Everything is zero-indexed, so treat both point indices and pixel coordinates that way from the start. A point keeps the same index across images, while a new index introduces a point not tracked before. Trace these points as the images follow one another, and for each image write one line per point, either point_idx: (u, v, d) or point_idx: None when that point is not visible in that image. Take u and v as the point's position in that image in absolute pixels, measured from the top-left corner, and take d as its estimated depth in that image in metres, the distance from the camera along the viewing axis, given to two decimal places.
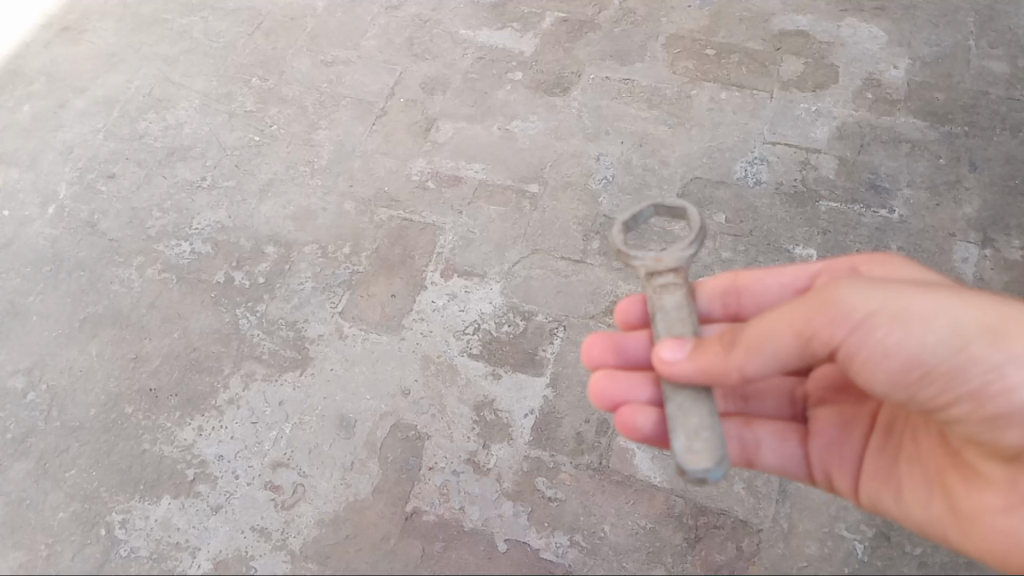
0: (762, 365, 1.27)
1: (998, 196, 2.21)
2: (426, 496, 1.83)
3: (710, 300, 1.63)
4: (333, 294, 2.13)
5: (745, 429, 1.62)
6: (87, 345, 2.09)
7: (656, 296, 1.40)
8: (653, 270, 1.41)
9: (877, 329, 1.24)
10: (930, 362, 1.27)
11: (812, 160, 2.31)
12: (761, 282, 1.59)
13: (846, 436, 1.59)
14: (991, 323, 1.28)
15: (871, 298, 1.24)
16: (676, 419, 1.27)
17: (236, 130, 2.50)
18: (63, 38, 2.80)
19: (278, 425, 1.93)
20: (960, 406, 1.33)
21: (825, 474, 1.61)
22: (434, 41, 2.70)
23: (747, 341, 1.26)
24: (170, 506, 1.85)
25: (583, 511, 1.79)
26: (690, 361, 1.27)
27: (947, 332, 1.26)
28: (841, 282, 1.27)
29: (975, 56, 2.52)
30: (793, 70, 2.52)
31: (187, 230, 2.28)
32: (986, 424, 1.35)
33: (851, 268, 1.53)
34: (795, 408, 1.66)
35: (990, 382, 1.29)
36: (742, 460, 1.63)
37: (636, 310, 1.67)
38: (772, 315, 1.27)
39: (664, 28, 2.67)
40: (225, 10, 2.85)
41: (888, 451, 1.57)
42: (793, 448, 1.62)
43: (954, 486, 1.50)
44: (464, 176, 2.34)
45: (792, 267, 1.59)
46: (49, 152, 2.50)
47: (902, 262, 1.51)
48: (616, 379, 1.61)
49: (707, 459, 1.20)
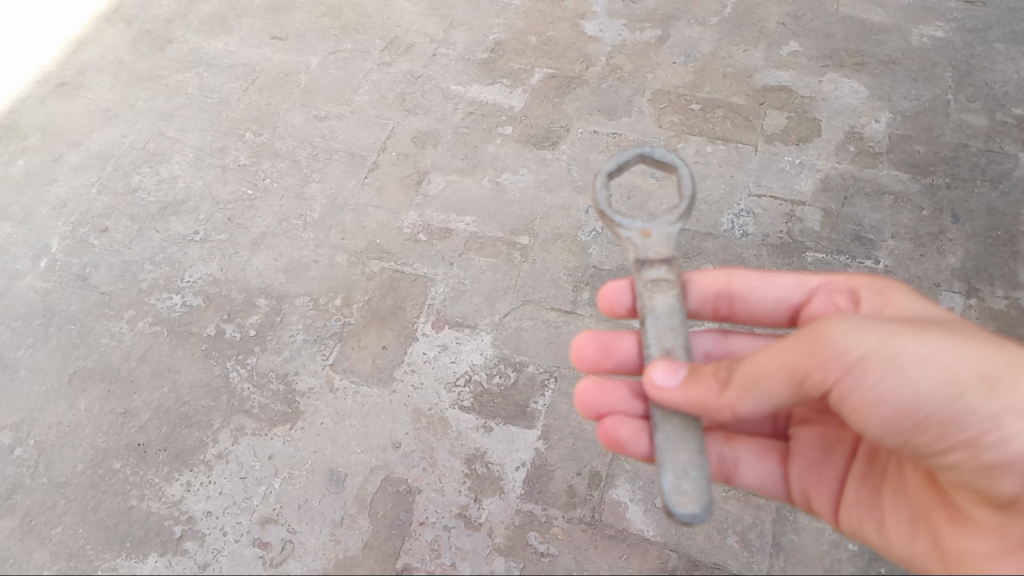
0: (755, 404, 1.26)
1: (981, 246, 2.24)
2: (417, 552, 1.81)
3: (702, 295, 1.62)
4: (324, 347, 2.13)
5: (725, 446, 1.63)
6: (76, 400, 2.08)
7: (646, 292, 1.41)
8: (643, 261, 1.44)
9: (869, 372, 1.24)
10: (924, 409, 1.27)
11: (797, 212, 2.35)
12: (758, 292, 1.61)
13: (828, 459, 1.60)
14: (988, 372, 1.28)
15: (864, 340, 1.22)
16: (664, 450, 1.28)
17: (229, 184, 2.52)
18: (60, 94, 2.84)
19: (268, 480, 1.92)
20: (957, 453, 1.35)
21: (804, 495, 1.62)
22: (426, 96, 2.75)
23: (740, 382, 1.24)
24: (157, 563, 1.82)
25: (576, 566, 1.78)
26: (682, 391, 1.27)
27: (942, 381, 1.25)
28: (834, 321, 1.24)
29: (954, 109, 2.59)
30: (777, 124, 2.58)
31: (178, 283, 2.29)
32: (984, 472, 1.38)
33: (850, 290, 1.53)
34: (777, 426, 1.67)
35: (987, 432, 1.30)
36: (720, 475, 1.64)
37: (625, 301, 1.62)
38: (764, 355, 1.25)
39: (650, 83, 2.74)
40: (220, 66, 2.90)
41: (871, 481, 1.57)
42: (773, 467, 1.63)
43: (942, 528, 1.49)
44: (455, 228, 2.37)
45: (792, 278, 1.60)
46: (43, 206, 2.51)
47: (900, 289, 1.48)
48: (604, 389, 1.62)
49: (695, 501, 1.22)
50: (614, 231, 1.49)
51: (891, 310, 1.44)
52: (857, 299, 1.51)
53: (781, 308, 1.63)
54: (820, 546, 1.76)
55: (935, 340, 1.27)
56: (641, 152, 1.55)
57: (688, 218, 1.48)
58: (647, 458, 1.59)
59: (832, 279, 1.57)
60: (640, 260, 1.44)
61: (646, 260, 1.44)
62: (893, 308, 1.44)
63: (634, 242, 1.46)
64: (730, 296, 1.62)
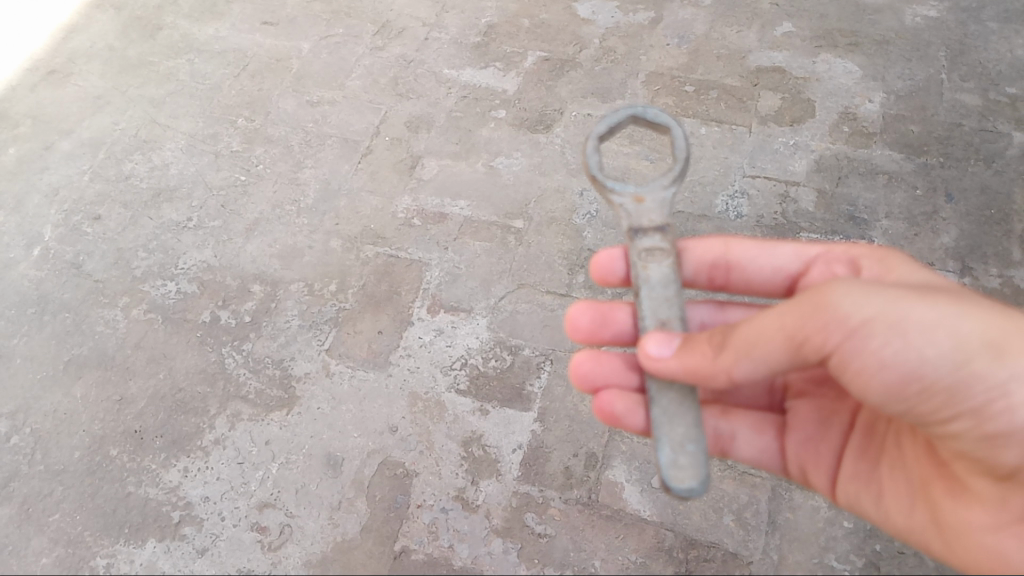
0: (751, 368, 1.26)
1: (975, 225, 2.25)
2: (415, 535, 1.82)
3: (697, 264, 1.62)
4: (319, 332, 2.13)
5: (721, 420, 1.65)
6: (72, 387, 2.08)
7: (640, 262, 1.41)
8: (637, 229, 1.44)
9: (873, 337, 1.23)
10: (930, 375, 1.27)
11: (792, 193, 2.35)
12: (754, 262, 1.62)
13: (824, 434, 1.61)
14: (994, 340, 1.28)
15: (870, 305, 1.22)
16: (660, 426, 1.30)
17: (222, 171, 2.51)
18: (50, 82, 2.82)
19: (265, 465, 1.92)
20: (961, 422, 1.35)
21: (800, 469, 1.64)
22: (419, 80, 2.74)
23: (738, 345, 1.24)
24: (156, 549, 1.82)
25: (573, 547, 1.79)
26: (676, 360, 1.28)
27: (948, 347, 1.25)
28: (839, 285, 1.23)
29: (947, 89, 2.58)
30: (771, 105, 2.57)
31: (172, 270, 2.28)
32: (987, 442, 1.38)
33: (850, 259, 1.52)
34: (773, 398, 1.68)
35: (994, 401, 1.31)
36: (717, 449, 1.66)
37: (618, 269, 1.61)
38: (765, 317, 1.23)
39: (644, 65, 2.73)
40: (211, 52, 2.88)
41: (869, 455, 1.58)
42: (769, 441, 1.65)
43: (941, 500, 1.51)
44: (450, 213, 2.36)
45: (790, 248, 1.60)
46: (35, 194, 2.50)
47: (901, 258, 1.47)
48: (598, 361, 1.62)
49: (691, 476, 1.24)
50: (607, 197, 1.48)
51: (892, 276, 1.43)
52: (857, 267, 1.51)
53: (778, 278, 1.62)
54: (816, 524, 1.78)
55: (941, 304, 1.26)
56: (633, 114, 1.53)
57: (682, 181, 1.48)
58: (643, 431, 1.59)
59: (830, 249, 1.57)
60: (633, 229, 1.44)
61: (639, 228, 1.44)
62: (896, 274, 1.43)
63: (627, 208, 1.45)
64: (726, 266, 1.62)
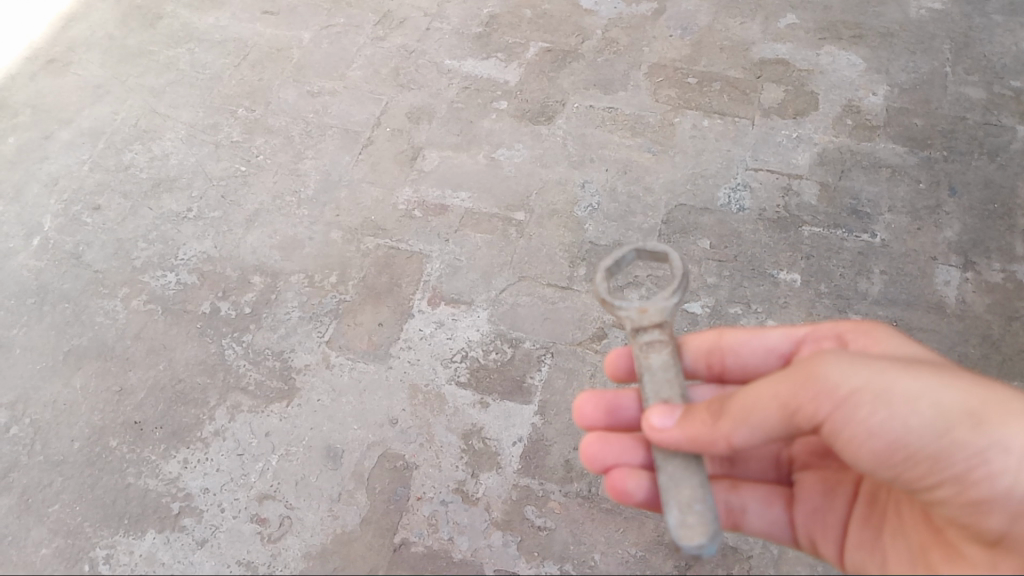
0: (749, 435, 1.27)
1: (978, 219, 2.24)
2: (414, 527, 1.82)
3: (695, 355, 1.62)
4: (319, 324, 2.13)
5: (731, 493, 1.59)
6: (71, 378, 2.07)
7: (642, 354, 1.41)
8: (638, 327, 1.42)
9: (861, 406, 1.23)
10: (914, 443, 1.25)
11: (794, 186, 2.34)
12: (747, 345, 1.58)
13: (829, 502, 1.54)
14: (976, 408, 1.26)
15: (857, 373, 1.22)
16: (669, 491, 1.28)
17: (222, 161, 2.50)
18: (49, 71, 2.80)
19: (265, 456, 1.92)
20: (946, 489, 1.31)
21: (809, 540, 1.57)
22: (420, 71, 2.72)
23: (734, 413, 1.25)
24: (155, 540, 1.82)
25: (572, 540, 1.78)
26: (678, 430, 1.29)
27: (930, 414, 1.24)
28: (825, 357, 1.25)
29: (952, 82, 2.57)
30: (774, 98, 2.56)
31: (172, 261, 2.27)
32: (972, 508, 1.33)
33: (838, 334, 1.49)
34: (780, 472, 1.63)
35: (975, 467, 1.28)
36: (728, 523, 1.61)
37: (624, 360, 1.63)
38: (757, 386, 1.26)
39: (646, 57, 2.71)
40: (211, 41, 2.86)
41: (873, 521, 1.49)
42: (778, 514, 1.59)
43: (941, 569, 1.37)
44: (451, 204, 2.36)
45: (779, 330, 1.57)
46: (34, 184, 2.49)
47: (887, 329, 1.46)
48: (607, 442, 1.58)
49: (702, 534, 1.22)
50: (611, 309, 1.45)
51: (880, 347, 1.42)
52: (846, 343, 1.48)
53: (772, 359, 1.58)
54: None
55: (922, 374, 1.26)
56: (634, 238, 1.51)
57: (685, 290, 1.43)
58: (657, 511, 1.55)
59: (818, 326, 1.54)
60: (633, 328, 1.42)
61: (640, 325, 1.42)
62: (882, 346, 1.42)
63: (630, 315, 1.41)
64: (721, 352, 1.60)
